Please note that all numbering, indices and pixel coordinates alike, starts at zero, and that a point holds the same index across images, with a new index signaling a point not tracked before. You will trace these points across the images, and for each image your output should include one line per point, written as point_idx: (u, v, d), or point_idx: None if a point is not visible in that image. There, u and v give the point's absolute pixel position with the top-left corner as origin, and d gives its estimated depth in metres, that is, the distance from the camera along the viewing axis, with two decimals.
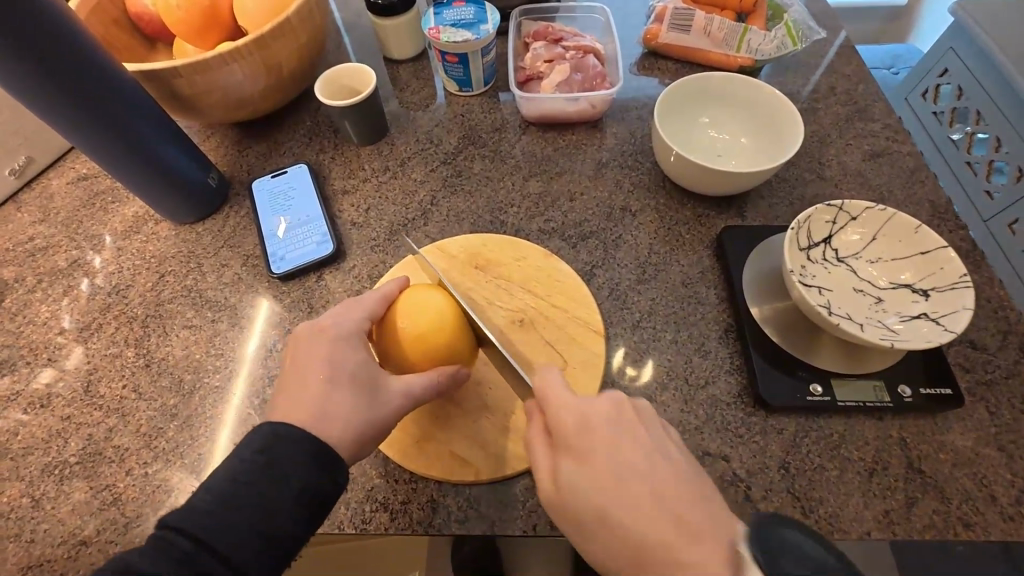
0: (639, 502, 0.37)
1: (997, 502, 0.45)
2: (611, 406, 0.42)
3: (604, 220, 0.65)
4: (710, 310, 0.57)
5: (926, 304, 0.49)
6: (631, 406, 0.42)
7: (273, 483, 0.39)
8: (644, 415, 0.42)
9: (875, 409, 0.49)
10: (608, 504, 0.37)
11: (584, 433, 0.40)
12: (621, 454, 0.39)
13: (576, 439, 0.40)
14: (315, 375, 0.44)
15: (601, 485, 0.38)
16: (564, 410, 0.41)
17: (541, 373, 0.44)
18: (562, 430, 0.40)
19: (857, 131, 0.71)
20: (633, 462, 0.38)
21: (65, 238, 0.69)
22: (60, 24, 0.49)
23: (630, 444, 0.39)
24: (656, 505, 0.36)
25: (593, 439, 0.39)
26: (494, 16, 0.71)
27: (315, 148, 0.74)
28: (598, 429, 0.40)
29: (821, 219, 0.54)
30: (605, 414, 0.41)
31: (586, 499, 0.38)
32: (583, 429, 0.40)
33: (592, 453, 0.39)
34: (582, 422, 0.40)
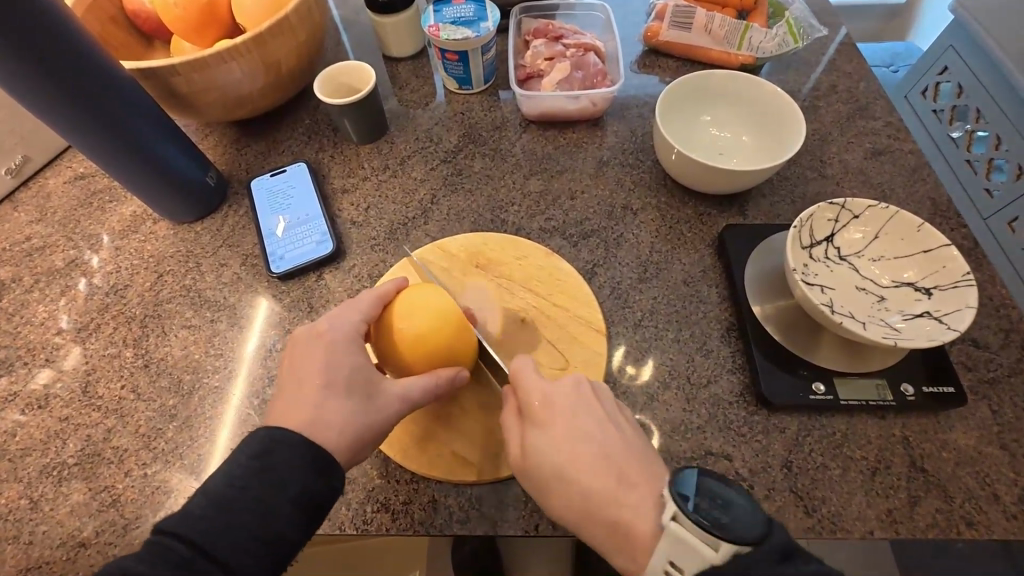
0: (592, 466, 0.41)
1: (1000, 501, 0.45)
2: (573, 384, 0.45)
3: (605, 218, 0.65)
4: (712, 309, 0.57)
5: (929, 303, 0.49)
6: (588, 384, 0.46)
7: (272, 485, 0.39)
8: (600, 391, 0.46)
9: (878, 408, 0.49)
10: (567, 468, 0.41)
11: (552, 407, 0.44)
12: (579, 425, 0.43)
13: (543, 410, 0.44)
14: (316, 376, 0.43)
15: (565, 449, 0.42)
16: (535, 388, 0.44)
17: (516, 361, 0.46)
18: (532, 405, 0.44)
19: (859, 129, 0.71)
20: (590, 430, 0.43)
21: (63, 237, 0.68)
22: (57, 22, 0.48)
23: (587, 417, 0.44)
24: (608, 466, 0.41)
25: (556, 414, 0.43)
26: (494, 14, 0.70)
27: (314, 147, 0.74)
28: (564, 403, 0.44)
29: (823, 217, 0.53)
30: (570, 390, 0.45)
31: (550, 463, 0.42)
32: (549, 406, 0.44)
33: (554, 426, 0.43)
34: (547, 400, 0.44)
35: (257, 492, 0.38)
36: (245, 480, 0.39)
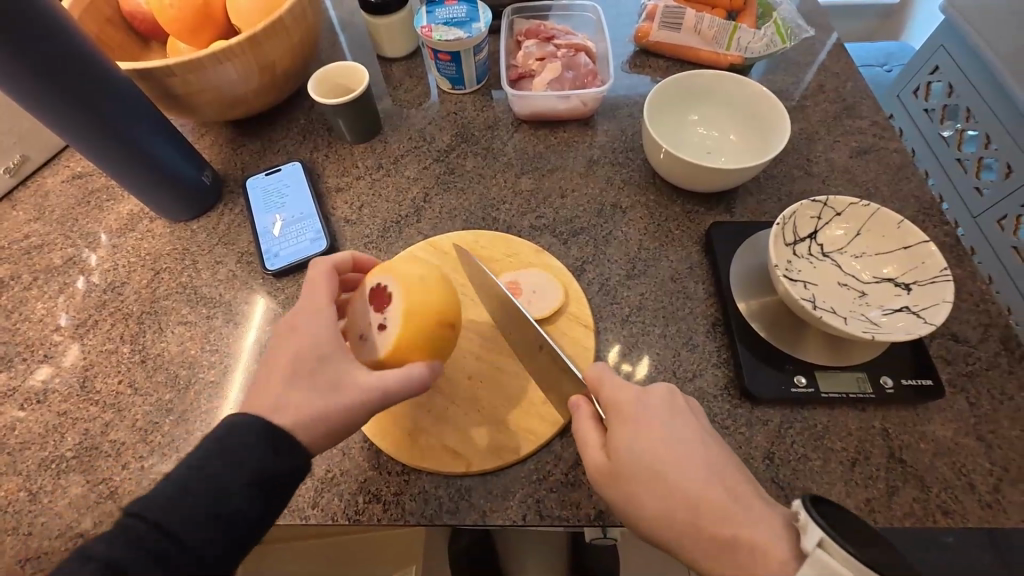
0: (695, 471, 0.40)
1: (975, 491, 0.46)
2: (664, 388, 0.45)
3: (595, 216, 0.66)
4: (698, 305, 0.58)
5: (908, 298, 0.50)
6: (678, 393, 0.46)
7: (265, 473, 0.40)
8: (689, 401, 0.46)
9: (858, 400, 0.50)
10: (666, 470, 0.40)
11: (641, 411, 0.43)
12: (676, 427, 0.42)
13: (633, 411, 0.43)
14: (304, 369, 0.44)
15: (658, 458, 0.41)
16: (623, 391, 0.44)
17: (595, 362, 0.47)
18: (620, 408, 0.43)
19: (845, 128, 0.72)
20: (688, 440, 0.42)
21: (61, 236, 0.69)
22: (54, 23, 0.49)
23: (684, 420, 0.43)
24: (714, 478, 0.39)
25: (650, 414, 0.43)
26: (486, 15, 0.71)
27: (309, 146, 0.75)
28: (655, 408, 0.43)
29: (806, 214, 0.55)
30: (661, 396, 0.44)
31: (645, 473, 0.40)
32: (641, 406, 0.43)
33: (649, 427, 0.42)
34: (639, 400, 0.44)
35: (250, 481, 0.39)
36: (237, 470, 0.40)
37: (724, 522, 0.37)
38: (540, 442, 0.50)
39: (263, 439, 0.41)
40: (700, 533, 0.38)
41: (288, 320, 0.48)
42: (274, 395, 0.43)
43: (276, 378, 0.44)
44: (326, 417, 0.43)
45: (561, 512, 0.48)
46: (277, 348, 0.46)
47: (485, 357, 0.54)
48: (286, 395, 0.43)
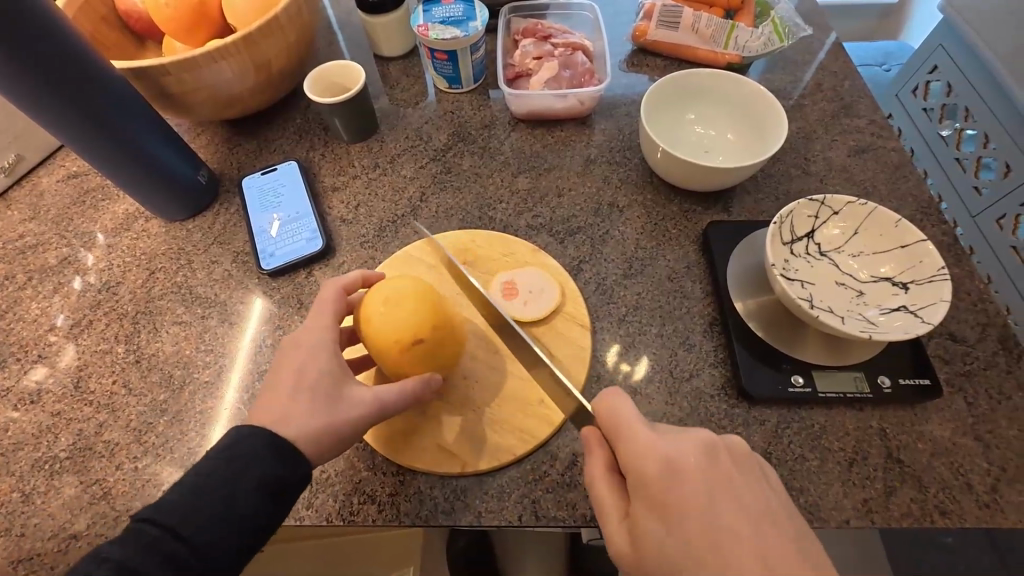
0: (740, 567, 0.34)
1: (973, 490, 0.46)
2: (703, 451, 0.38)
3: (592, 216, 0.65)
4: (695, 305, 0.58)
5: (906, 297, 0.50)
6: (723, 453, 0.39)
7: (259, 472, 0.40)
8: (738, 460, 0.39)
9: (855, 400, 0.50)
10: (701, 562, 0.34)
11: (669, 484, 0.37)
12: (716, 507, 0.36)
13: (660, 484, 0.37)
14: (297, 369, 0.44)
15: (689, 547, 0.35)
16: (648, 457, 0.38)
17: (613, 411, 0.41)
18: (644, 479, 0.38)
19: (843, 127, 0.72)
20: (728, 521, 0.35)
21: (56, 235, 0.69)
22: (49, 23, 0.49)
23: (726, 496, 0.37)
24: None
25: (683, 489, 0.37)
26: (483, 13, 0.71)
27: (306, 145, 0.74)
28: (687, 478, 0.37)
29: (803, 214, 0.54)
30: (697, 461, 0.38)
31: (672, 563, 0.36)
32: (672, 478, 0.37)
33: (682, 509, 0.36)
34: (670, 470, 0.37)
35: (244, 481, 0.39)
36: (230, 470, 0.40)
37: None
38: (536, 443, 0.50)
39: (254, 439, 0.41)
40: None
41: (293, 335, 0.48)
42: (282, 402, 0.43)
43: (281, 386, 0.44)
44: (331, 419, 0.43)
45: (557, 513, 0.47)
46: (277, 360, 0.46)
47: (481, 357, 0.54)
48: (295, 399, 0.43)
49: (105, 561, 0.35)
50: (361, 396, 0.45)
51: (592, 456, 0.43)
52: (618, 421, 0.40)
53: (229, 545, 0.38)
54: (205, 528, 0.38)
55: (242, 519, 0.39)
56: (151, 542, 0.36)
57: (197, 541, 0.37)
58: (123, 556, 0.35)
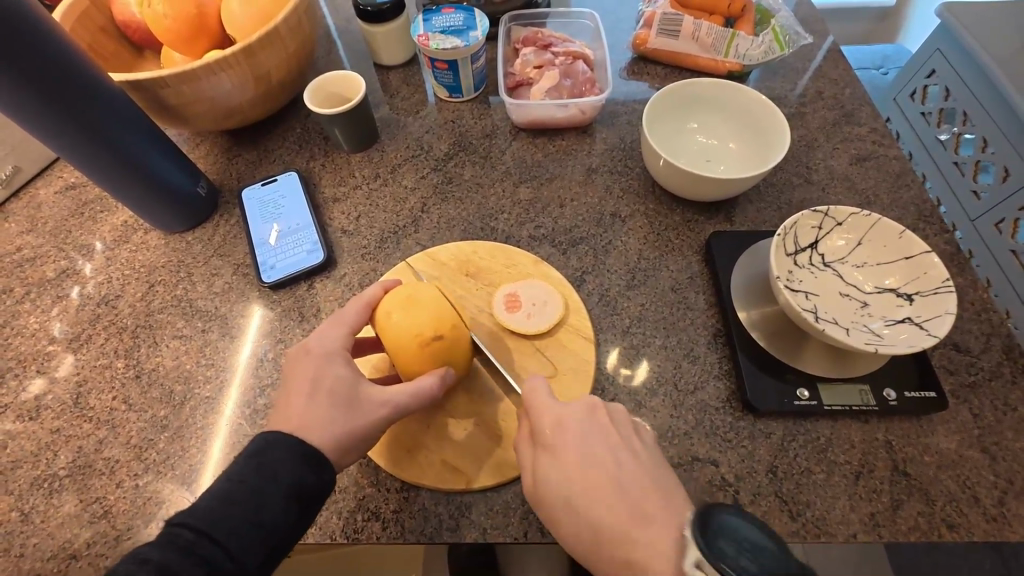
0: (602, 496, 0.42)
1: (980, 503, 0.46)
2: (585, 409, 0.46)
3: (595, 226, 0.65)
4: (699, 316, 0.58)
5: (910, 309, 0.50)
6: (603, 408, 0.46)
7: (284, 479, 0.40)
8: (619, 422, 0.46)
9: (861, 412, 0.50)
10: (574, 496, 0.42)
11: (559, 436, 0.44)
12: (589, 454, 0.43)
13: (549, 440, 0.44)
14: (301, 391, 0.44)
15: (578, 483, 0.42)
16: (544, 413, 0.45)
17: (529, 381, 0.47)
18: (540, 432, 0.45)
19: (844, 136, 0.72)
20: (599, 456, 0.43)
21: (54, 247, 0.69)
22: (46, 38, 0.49)
23: (598, 444, 0.44)
24: (614, 492, 0.42)
25: (565, 441, 0.44)
26: (483, 23, 0.71)
27: (306, 155, 0.74)
28: (569, 432, 0.44)
29: (807, 224, 0.54)
30: (579, 416, 0.45)
31: (558, 493, 0.42)
32: (559, 432, 0.44)
33: (565, 458, 0.43)
34: (558, 424, 0.44)
35: (267, 488, 0.39)
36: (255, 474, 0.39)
37: (625, 545, 0.39)
38: None
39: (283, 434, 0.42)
40: (604, 553, 0.40)
41: (301, 344, 0.48)
42: (300, 409, 0.43)
43: (295, 395, 0.44)
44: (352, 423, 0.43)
45: None
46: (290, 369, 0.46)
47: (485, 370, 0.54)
48: (311, 407, 0.43)
49: (145, 563, 0.34)
50: (379, 397, 0.45)
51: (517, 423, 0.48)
52: (531, 389, 0.46)
53: (256, 549, 0.38)
54: (232, 529, 0.37)
55: (273, 524, 0.39)
56: (189, 545, 0.35)
57: (233, 545, 0.37)
58: (162, 557, 0.34)
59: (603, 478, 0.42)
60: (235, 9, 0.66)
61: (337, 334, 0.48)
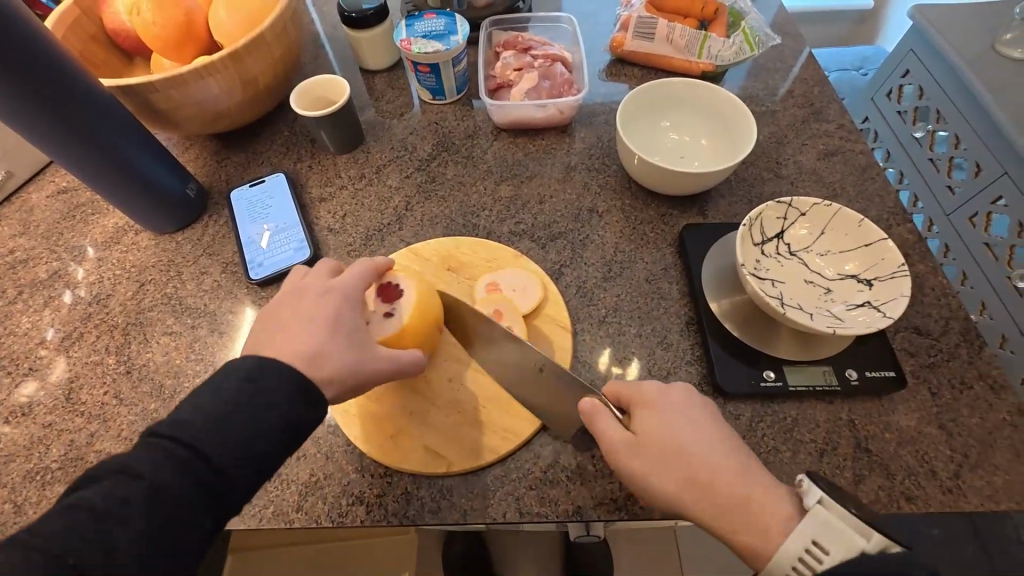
0: (711, 453, 0.43)
1: (937, 477, 0.48)
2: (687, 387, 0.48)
3: (572, 221, 0.68)
4: (672, 305, 0.60)
5: (869, 293, 0.52)
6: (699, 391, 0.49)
7: None
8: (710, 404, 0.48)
9: (824, 393, 0.52)
10: (684, 449, 0.43)
11: (664, 399, 0.46)
12: (695, 421, 0.45)
13: (656, 402, 0.46)
14: (315, 328, 0.44)
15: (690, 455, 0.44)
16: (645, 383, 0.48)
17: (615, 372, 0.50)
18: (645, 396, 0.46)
19: (813, 132, 0.75)
20: (705, 424, 0.45)
21: (46, 250, 0.70)
22: (35, 43, 0.50)
23: (700, 413, 0.46)
24: (722, 454, 0.43)
25: (671, 408, 0.45)
26: (463, 27, 0.74)
27: (293, 157, 0.76)
28: (673, 397, 0.46)
29: (772, 215, 0.57)
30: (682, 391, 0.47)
31: (668, 445, 0.43)
32: (663, 397, 0.46)
33: (673, 418, 0.45)
34: (661, 389, 0.47)
35: None
36: None
37: (740, 498, 0.41)
38: (519, 442, 0.51)
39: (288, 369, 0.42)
40: (711, 505, 0.41)
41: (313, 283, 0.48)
42: (312, 345, 0.43)
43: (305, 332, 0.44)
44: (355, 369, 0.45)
45: (541, 509, 0.49)
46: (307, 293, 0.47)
47: (461, 358, 0.56)
48: (323, 341, 0.44)
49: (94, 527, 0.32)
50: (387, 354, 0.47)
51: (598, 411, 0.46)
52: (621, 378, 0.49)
53: None
54: None
55: None
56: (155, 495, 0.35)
57: None
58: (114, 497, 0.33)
59: (715, 452, 0.43)
60: (222, 16, 0.68)
61: (359, 279, 0.49)
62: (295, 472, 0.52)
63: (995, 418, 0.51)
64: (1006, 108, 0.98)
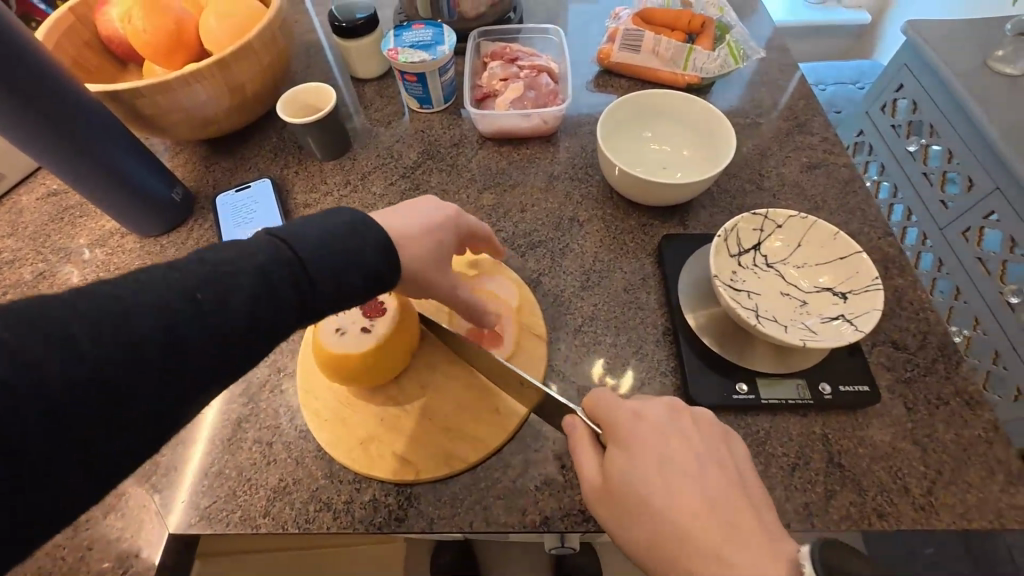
0: (687, 498, 0.39)
1: (910, 493, 0.47)
2: (666, 409, 0.44)
3: (553, 229, 0.68)
4: (649, 315, 0.60)
5: (844, 306, 0.52)
6: (686, 410, 0.44)
7: None
8: (701, 425, 0.44)
9: (797, 406, 0.52)
10: (653, 495, 0.39)
11: (635, 426, 0.43)
12: (672, 456, 0.41)
13: (626, 433, 0.42)
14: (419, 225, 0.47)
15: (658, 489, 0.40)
16: (616, 408, 0.44)
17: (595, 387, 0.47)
18: (616, 425, 0.43)
19: (797, 144, 0.75)
20: (682, 460, 0.41)
21: (33, 251, 0.71)
22: (22, 51, 0.51)
23: (680, 444, 0.42)
24: (701, 499, 0.39)
25: (643, 441, 0.42)
26: (450, 38, 0.75)
27: (281, 163, 0.77)
28: (648, 425, 0.43)
29: (748, 226, 0.57)
30: (661, 415, 0.43)
31: (633, 489, 0.40)
32: (636, 425, 0.43)
33: (642, 453, 0.41)
34: (634, 414, 0.43)
35: None
36: None
37: (715, 560, 0.36)
38: (489, 450, 0.51)
39: (361, 231, 0.41)
40: (683, 565, 0.37)
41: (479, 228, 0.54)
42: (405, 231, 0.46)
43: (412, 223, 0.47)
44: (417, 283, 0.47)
45: (508, 519, 0.48)
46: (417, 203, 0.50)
47: (436, 366, 0.55)
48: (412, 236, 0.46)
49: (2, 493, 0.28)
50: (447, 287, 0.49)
51: (574, 436, 0.45)
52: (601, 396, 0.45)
53: None
54: None
55: None
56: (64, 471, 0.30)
57: None
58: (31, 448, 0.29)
59: (689, 489, 0.39)
60: (212, 24, 0.69)
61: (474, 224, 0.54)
62: (265, 477, 0.51)
63: (971, 434, 0.50)
64: (998, 123, 0.98)
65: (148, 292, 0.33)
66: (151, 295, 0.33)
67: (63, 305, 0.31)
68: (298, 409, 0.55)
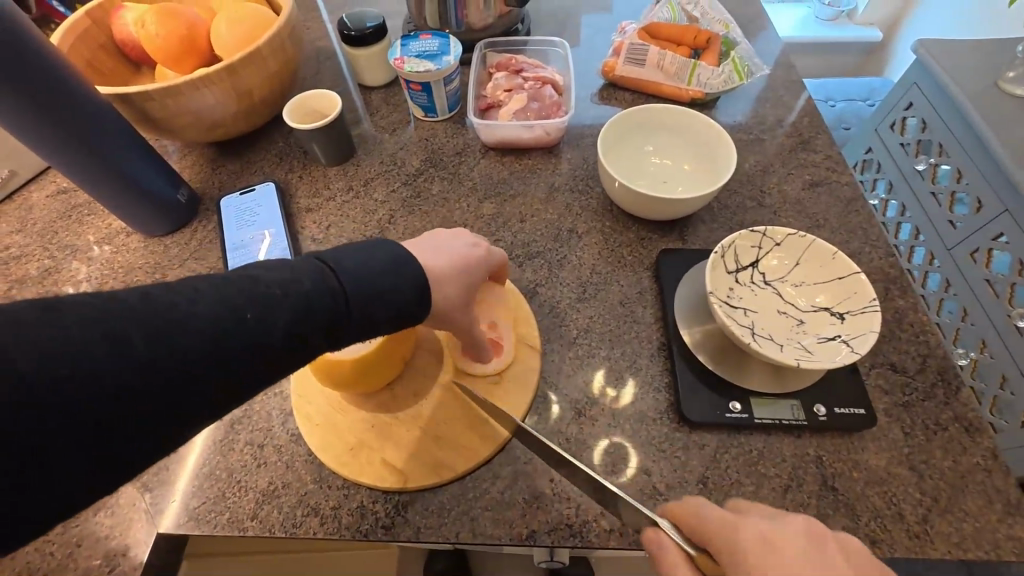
0: None
1: (904, 520, 0.46)
2: (800, 528, 0.35)
3: (551, 241, 0.68)
4: (644, 329, 0.59)
5: (840, 326, 0.51)
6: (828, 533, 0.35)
7: None
8: (850, 552, 0.34)
9: (791, 427, 0.51)
10: None
11: (764, 553, 0.34)
12: None
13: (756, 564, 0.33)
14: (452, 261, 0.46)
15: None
16: (734, 527, 0.36)
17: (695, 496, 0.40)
18: (737, 551, 0.35)
19: (799, 162, 0.75)
20: None
21: (40, 247, 0.72)
22: (36, 54, 0.52)
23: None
24: None
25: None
26: (456, 49, 0.76)
27: (285, 167, 0.78)
28: (782, 551, 0.34)
29: (745, 243, 0.56)
30: (799, 540, 0.34)
31: None
32: (766, 550, 0.34)
33: None
34: (761, 537, 0.35)
35: None
36: None
37: None
38: (478, 460, 0.50)
39: (399, 266, 0.40)
40: None
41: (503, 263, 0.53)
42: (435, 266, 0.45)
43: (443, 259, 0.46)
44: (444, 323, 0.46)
45: (494, 531, 0.48)
46: (446, 236, 0.49)
47: (428, 374, 0.56)
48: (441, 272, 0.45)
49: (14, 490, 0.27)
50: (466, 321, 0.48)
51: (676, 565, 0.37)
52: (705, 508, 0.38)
53: None
54: None
55: None
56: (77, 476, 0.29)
57: None
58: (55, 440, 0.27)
59: None
60: (223, 31, 0.70)
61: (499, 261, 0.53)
62: (254, 480, 0.52)
63: (968, 461, 0.49)
64: (1008, 144, 0.97)
65: (201, 302, 0.32)
66: (203, 305, 0.32)
67: (109, 300, 0.30)
68: (289, 413, 0.55)
